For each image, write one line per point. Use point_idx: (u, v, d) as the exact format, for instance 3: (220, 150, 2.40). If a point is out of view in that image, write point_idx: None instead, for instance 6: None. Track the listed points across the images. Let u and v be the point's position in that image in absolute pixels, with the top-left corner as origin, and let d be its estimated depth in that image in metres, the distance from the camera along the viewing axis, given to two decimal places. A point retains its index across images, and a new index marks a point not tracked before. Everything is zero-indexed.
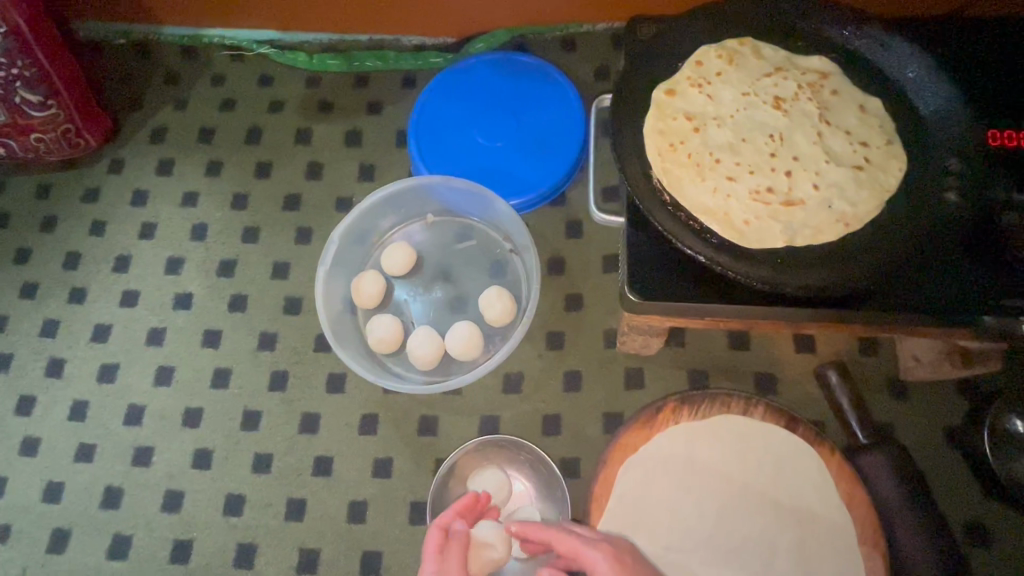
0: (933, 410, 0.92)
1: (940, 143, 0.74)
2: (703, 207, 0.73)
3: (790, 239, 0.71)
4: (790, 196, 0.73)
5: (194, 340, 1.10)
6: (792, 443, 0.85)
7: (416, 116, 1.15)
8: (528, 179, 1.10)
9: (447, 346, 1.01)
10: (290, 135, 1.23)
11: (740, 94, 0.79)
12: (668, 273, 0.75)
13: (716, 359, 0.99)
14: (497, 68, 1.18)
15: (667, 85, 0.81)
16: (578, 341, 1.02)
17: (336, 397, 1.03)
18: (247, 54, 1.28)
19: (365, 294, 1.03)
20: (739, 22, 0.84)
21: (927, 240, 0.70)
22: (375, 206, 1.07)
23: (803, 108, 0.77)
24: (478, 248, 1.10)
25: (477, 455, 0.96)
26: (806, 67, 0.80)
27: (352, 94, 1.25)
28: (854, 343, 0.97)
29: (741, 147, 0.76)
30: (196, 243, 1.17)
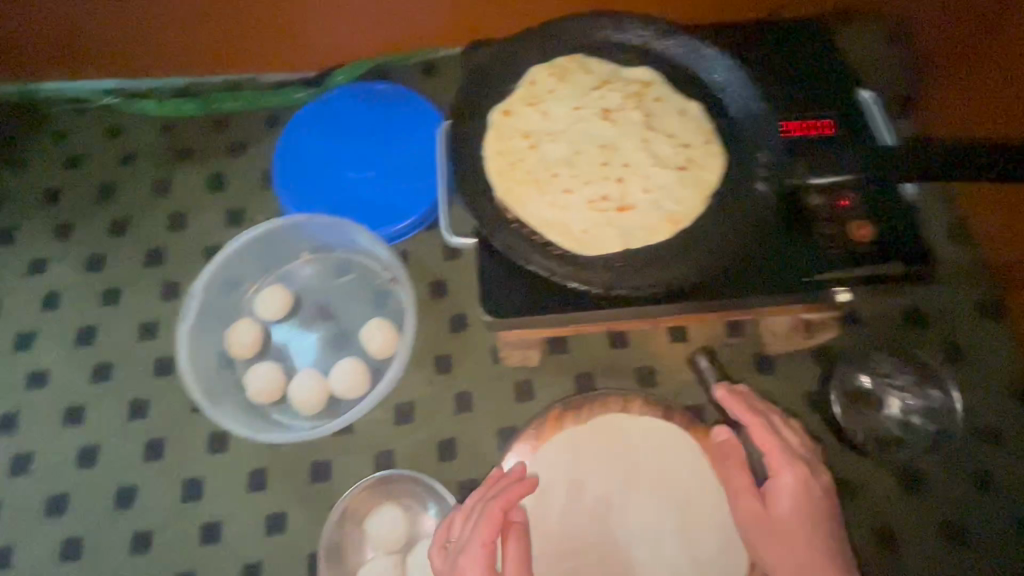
0: (794, 380, 1.00)
1: (750, 139, 0.81)
2: (544, 221, 0.76)
3: (626, 243, 0.75)
4: (623, 201, 0.77)
5: (55, 419, 1.01)
6: (668, 431, 0.91)
7: (282, 155, 1.13)
8: (400, 207, 1.10)
9: (331, 386, 0.98)
10: (148, 187, 1.17)
11: (571, 109, 0.83)
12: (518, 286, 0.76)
13: (599, 360, 1.02)
14: (358, 99, 1.17)
15: (503, 106, 0.83)
16: (465, 361, 1.03)
17: (219, 456, 0.98)
18: (92, 105, 1.22)
19: (239, 345, 0.99)
20: (566, 41, 0.88)
21: (750, 228, 0.75)
22: (241, 252, 1.03)
23: (629, 117, 0.82)
24: (359, 281, 1.09)
25: (370, 494, 0.93)
26: (630, 78, 0.85)
27: (212, 138, 1.20)
28: (722, 327, 1.04)
29: (575, 160, 0.80)
30: (49, 313, 1.08)
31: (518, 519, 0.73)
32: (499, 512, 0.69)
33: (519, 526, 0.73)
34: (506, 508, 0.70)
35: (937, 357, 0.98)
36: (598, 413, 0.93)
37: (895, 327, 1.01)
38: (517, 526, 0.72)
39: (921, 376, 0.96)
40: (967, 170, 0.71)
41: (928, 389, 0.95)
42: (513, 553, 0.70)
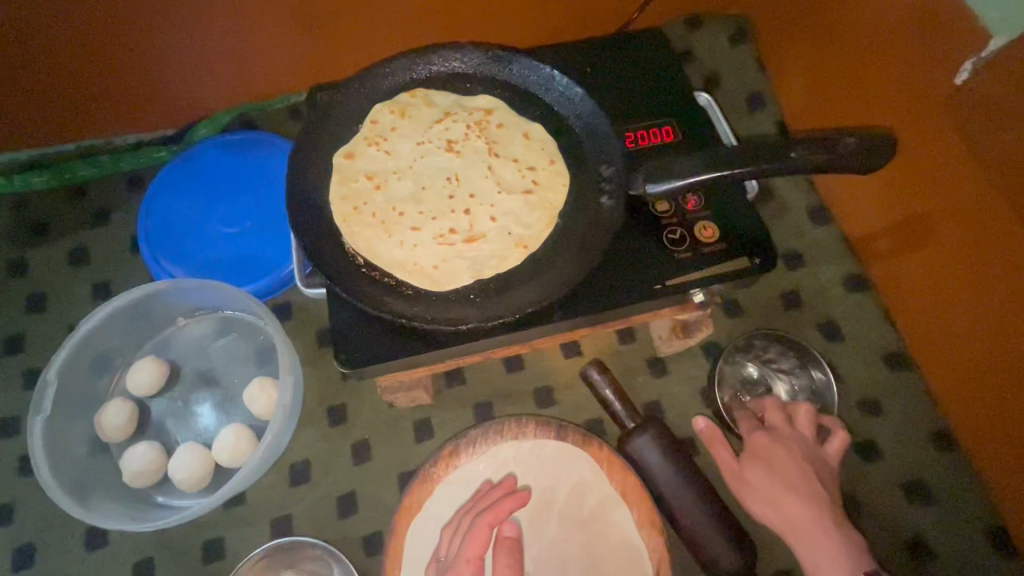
0: (688, 378, 1.02)
1: (592, 154, 0.82)
2: (393, 262, 0.75)
3: (478, 274, 0.74)
4: (471, 232, 0.77)
5: None
6: (564, 451, 0.90)
7: (144, 219, 1.08)
8: (275, 258, 1.06)
9: (215, 457, 0.93)
10: (3, 271, 1.10)
11: (416, 144, 0.83)
12: (377, 329, 0.73)
13: (496, 386, 1.01)
14: (223, 150, 1.13)
15: (346, 149, 0.82)
16: (359, 408, 0.99)
17: (99, 552, 0.90)
18: None
19: (109, 429, 0.93)
20: (406, 75, 0.87)
21: (596, 244, 0.75)
22: (102, 329, 0.97)
23: (473, 147, 0.82)
24: (241, 341, 1.04)
25: (267, 566, 0.88)
26: (472, 107, 0.85)
27: (71, 211, 1.14)
28: (614, 335, 1.05)
29: (422, 196, 0.79)
30: None
31: (507, 532, 0.68)
32: (485, 528, 0.70)
33: (510, 541, 0.68)
34: (493, 526, 0.70)
35: (816, 336, 1.03)
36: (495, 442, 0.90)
37: (774, 312, 1.05)
38: (505, 541, 0.68)
39: (800, 357, 0.98)
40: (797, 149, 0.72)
41: (805, 369, 0.98)
42: (503, 568, 0.66)
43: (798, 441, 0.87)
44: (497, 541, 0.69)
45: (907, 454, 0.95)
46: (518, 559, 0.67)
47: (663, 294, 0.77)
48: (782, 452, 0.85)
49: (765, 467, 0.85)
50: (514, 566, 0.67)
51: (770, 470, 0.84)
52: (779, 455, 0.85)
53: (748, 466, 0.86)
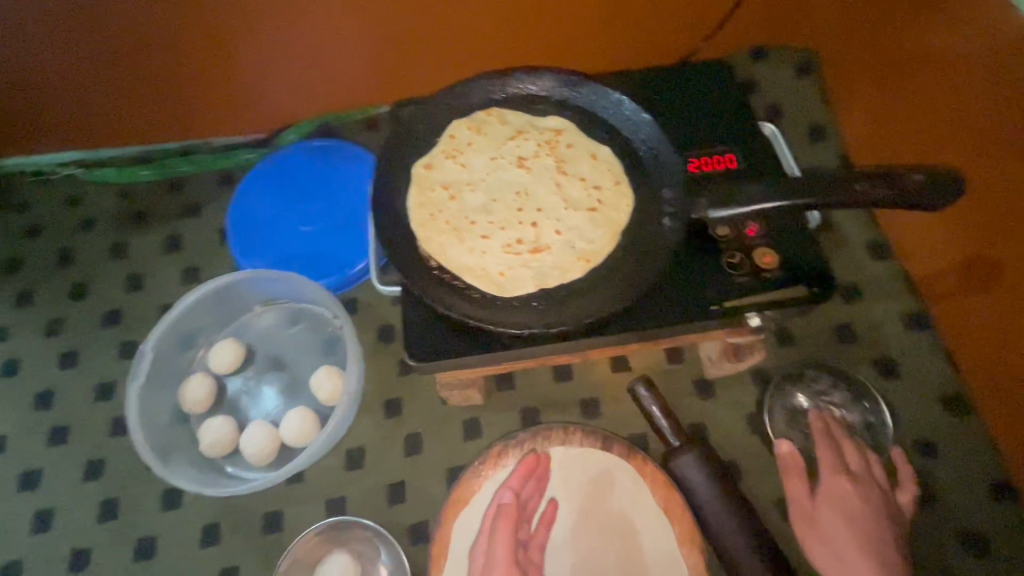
0: (736, 402, 1.02)
1: (655, 177, 0.85)
2: (463, 266, 0.80)
3: (541, 284, 0.78)
4: (537, 243, 0.81)
5: (11, 486, 1.02)
6: (609, 461, 0.93)
7: (234, 213, 1.18)
8: (347, 256, 1.14)
9: (282, 435, 1.00)
10: (107, 251, 1.21)
11: (489, 159, 0.88)
12: (445, 327, 0.78)
13: (544, 394, 1.05)
14: (307, 155, 1.23)
15: (425, 160, 0.89)
16: (413, 403, 1.05)
17: (173, 513, 0.99)
18: (51, 177, 1.26)
19: (191, 401, 1.02)
20: (482, 94, 0.94)
21: (655, 263, 0.79)
22: (192, 310, 1.07)
23: (543, 164, 0.87)
24: (310, 331, 1.12)
25: (322, 542, 0.94)
26: (544, 127, 0.91)
27: (168, 201, 1.25)
28: (662, 353, 1.07)
29: (492, 207, 0.84)
30: (7, 380, 1.10)
31: (506, 501, 0.81)
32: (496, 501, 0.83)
33: (508, 506, 0.81)
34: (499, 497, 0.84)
35: (870, 371, 1.01)
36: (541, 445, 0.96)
37: (828, 344, 1.04)
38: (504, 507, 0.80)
39: (852, 393, 0.99)
40: (864, 183, 0.74)
41: (855, 405, 0.98)
42: (503, 532, 0.78)
43: (874, 489, 0.89)
44: (500, 508, 0.81)
45: (963, 499, 0.92)
46: (512, 520, 0.79)
47: (718, 315, 0.79)
48: (859, 501, 0.88)
49: (838, 512, 0.87)
50: (510, 528, 0.78)
51: (840, 514, 0.87)
52: (854, 503, 0.88)
53: (821, 507, 0.88)
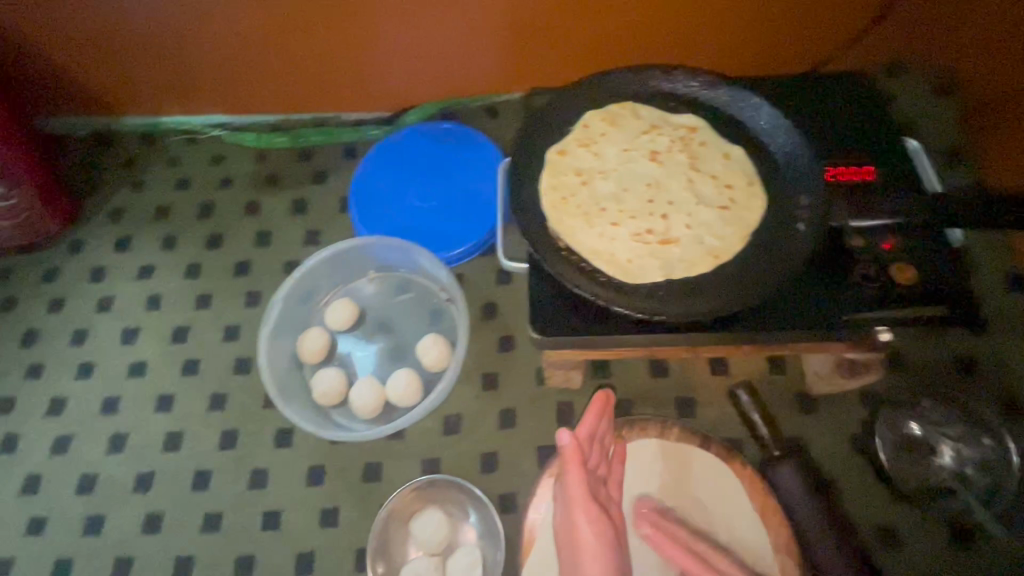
0: (839, 421, 1.00)
1: (790, 182, 0.85)
2: (592, 250, 0.83)
3: (669, 274, 0.80)
4: (667, 235, 0.83)
5: (147, 406, 1.13)
6: (706, 460, 0.92)
7: (356, 183, 1.26)
8: (460, 234, 1.20)
9: (388, 393, 1.07)
10: (241, 208, 1.31)
11: (621, 150, 0.91)
12: (571, 309, 0.83)
13: (639, 387, 1.06)
14: (429, 136, 1.30)
15: (559, 146, 0.92)
16: (510, 379, 1.09)
17: (284, 450, 1.07)
18: (201, 136, 1.38)
19: (308, 350, 1.10)
20: (618, 88, 0.97)
21: (785, 266, 0.78)
22: (316, 268, 1.15)
23: (675, 159, 0.89)
24: (418, 300, 1.18)
25: (416, 495, 0.99)
26: (677, 124, 0.92)
27: (297, 167, 1.35)
28: (764, 363, 1.05)
29: (623, 196, 0.87)
30: (151, 313, 1.22)
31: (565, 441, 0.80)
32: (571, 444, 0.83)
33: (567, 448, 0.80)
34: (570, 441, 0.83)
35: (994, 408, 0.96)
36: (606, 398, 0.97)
37: (947, 375, 0.99)
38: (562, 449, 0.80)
39: (970, 425, 0.93)
40: None
41: (973, 436, 0.93)
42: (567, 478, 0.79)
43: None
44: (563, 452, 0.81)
45: None
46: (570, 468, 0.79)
47: (842, 329, 0.79)
48: None
49: None
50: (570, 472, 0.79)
51: None
52: None
53: None
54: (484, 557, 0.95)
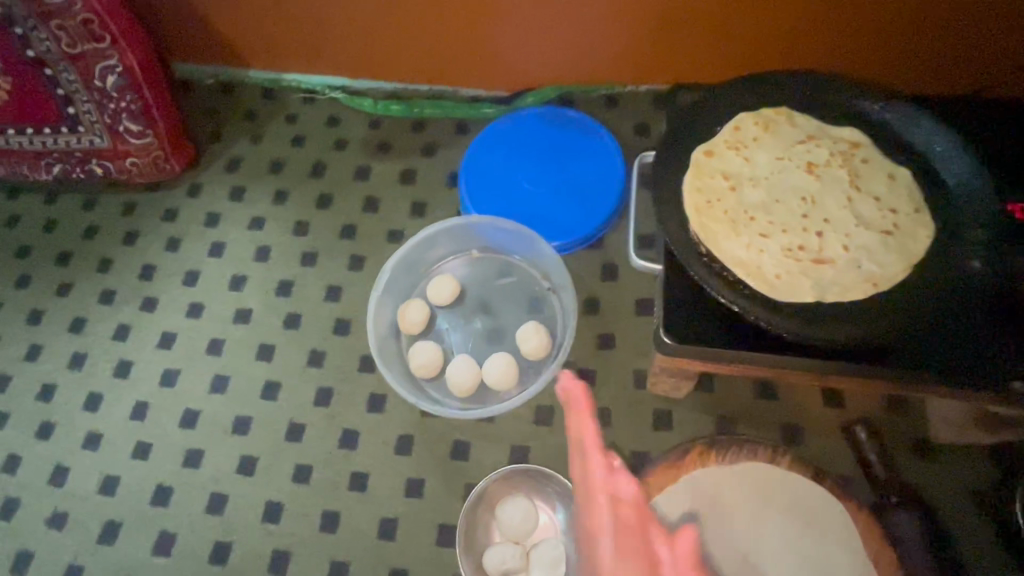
0: (961, 474, 0.93)
1: (967, 214, 0.79)
2: (737, 260, 0.79)
3: (820, 296, 0.75)
4: (821, 254, 0.78)
5: (249, 353, 1.16)
6: (818, 495, 0.87)
7: (468, 159, 1.24)
8: (570, 224, 1.18)
9: (484, 374, 1.06)
10: (352, 171, 1.32)
11: (775, 158, 0.86)
12: (708, 325, 0.81)
13: (745, 408, 1.01)
14: (545, 120, 1.27)
15: (706, 146, 0.88)
16: (608, 379, 1.07)
17: (376, 415, 1.09)
18: (320, 97, 1.40)
19: (410, 321, 1.10)
20: (774, 92, 0.91)
21: (951, 306, 0.74)
22: (424, 241, 1.15)
23: (834, 174, 0.83)
24: (519, 285, 1.17)
25: (506, 483, 0.99)
26: (838, 137, 0.86)
27: (409, 137, 1.34)
28: (882, 403, 0.99)
29: (774, 207, 0.82)
30: (258, 263, 1.25)
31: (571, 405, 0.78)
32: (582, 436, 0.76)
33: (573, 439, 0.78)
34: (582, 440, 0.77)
35: None
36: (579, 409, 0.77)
37: None
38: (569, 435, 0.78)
39: None
40: None
41: None
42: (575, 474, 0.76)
43: None
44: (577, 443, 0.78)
45: None
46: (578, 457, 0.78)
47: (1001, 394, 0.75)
48: None
49: None
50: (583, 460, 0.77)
51: None
52: None
53: None
54: (566, 554, 0.94)
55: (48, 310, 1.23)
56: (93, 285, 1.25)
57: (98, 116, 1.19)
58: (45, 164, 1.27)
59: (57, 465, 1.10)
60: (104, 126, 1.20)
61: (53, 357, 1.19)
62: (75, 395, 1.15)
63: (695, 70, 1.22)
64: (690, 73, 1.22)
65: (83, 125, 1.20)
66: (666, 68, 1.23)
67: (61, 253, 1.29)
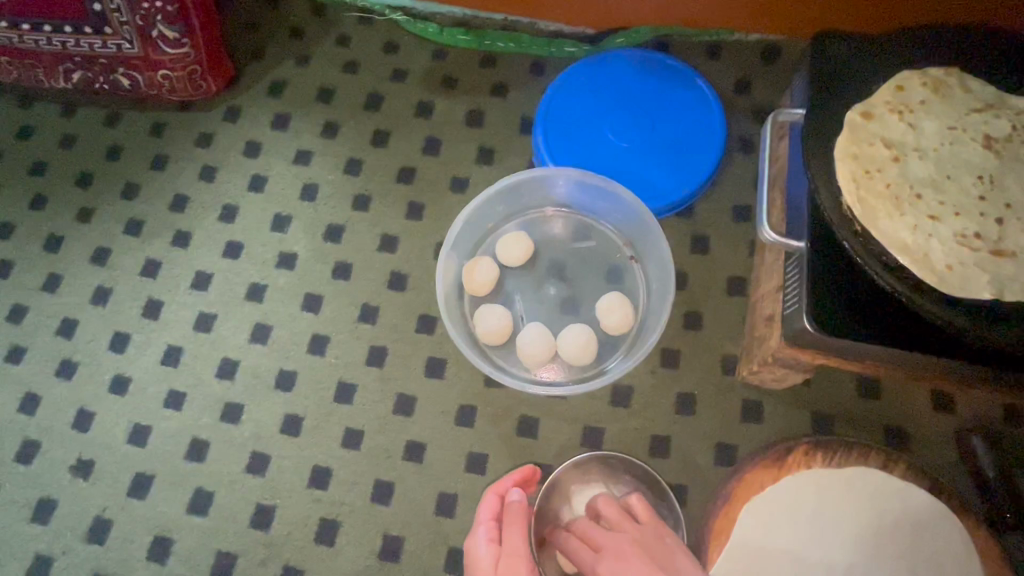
0: None
1: None
2: (900, 244, 0.67)
3: (998, 293, 0.65)
4: (999, 244, 0.67)
5: (294, 302, 1.05)
6: (933, 507, 0.79)
7: (547, 102, 1.09)
8: (661, 186, 1.05)
9: (560, 347, 0.96)
10: (411, 107, 1.17)
11: (945, 127, 0.73)
12: (847, 314, 0.71)
13: (844, 405, 0.93)
14: (635, 65, 1.12)
15: (863, 107, 0.75)
16: (694, 361, 0.97)
17: (434, 381, 0.99)
18: (376, 18, 1.23)
19: (479, 281, 0.99)
20: (946, 51, 0.78)
21: None
22: (497, 194, 1.02)
23: (1016, 152, 0.71)
24: (597, 251, 1.05)
25: (579, 471, 0.91)
26: (1022, 108, 0.73)
27: (478, 73, 1.19)
28: (998, 410, 0.91)
29: (943, 186, 0.70)
30: (304, 203, 1.11)
31: (515, 497, 0.80)
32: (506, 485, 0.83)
33: (516, 502, 0.80)
34: (504, 491, 0.82)
35: None
36: (516, 494, 0.81)
37: None
38: (514, 502, 0.80)
39: None
40: None
41: None
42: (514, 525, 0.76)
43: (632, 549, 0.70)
44: (507, 501, 0.80)
45: None
46: (514, 515, 0.77)
47: None
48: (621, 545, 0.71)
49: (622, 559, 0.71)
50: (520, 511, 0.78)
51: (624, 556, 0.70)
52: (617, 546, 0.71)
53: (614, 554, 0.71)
54: None
55: (68, 236, 1.10)
56: (118, 213, 1.12)
57: (128, 17, 1.01)
58: (64, 69, 1.11)
59: (81, 409, 1.00)
60: (135, 30, 1.03)
61: (73, 289, 1.07)
62: (100, 333, 1.04)
63: (818, 22, 1.06)
64: (812, 24, 1.07)
65: (111, 27, 1.03)
66: (787, 19, 1.07)
67: (81, 173, 1.15)
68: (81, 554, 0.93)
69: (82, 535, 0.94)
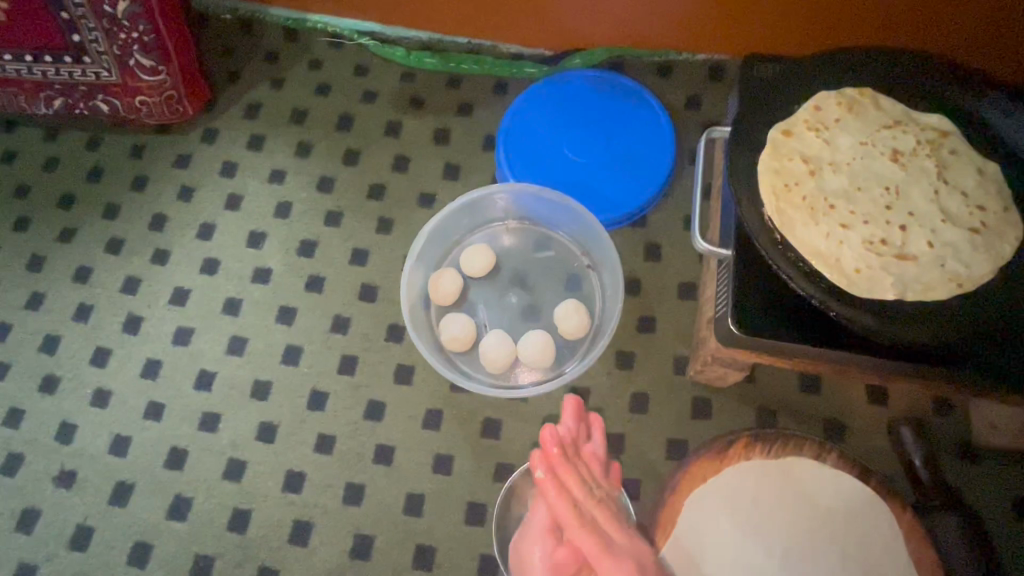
0: (1008, 481, 0.93)
1: None
2: (815, 250, 0.74)
3: (900, 294, 0.71)
4: (903, 250, 0.74)
5: (269, 315, 1.10)
6: (863, 494, 0.84)
7: (507, 120, 1.15)
8: (615, 198, 1.12)
9: (519, 351, 1.01)
10: (381, 127, 1.23)
11: (858, 142, 0.80)
12: (768, 316, 0.78)
13: (786, 399, 0.99)
14: (589, 84, 1.18)
15: (784, 125, 0.81)
16: (647, 362, 1.03)
17: (403, 388, 1.04)
18: (347, 42, 1.29)
19: (443, 291, 1.05)
20: (861, 73, 0.84)
21: None
22: (461, 208, 1.08)
23: (921, 164, 0.78)
24: (556, 260, 1.11)
25: (536, 473, 0.97)
26: (927, 124, 0.80)
27: (444, 94, 1.25)
28: (930, 402, 0.98)
29: (855, 196, 0.77)
30: (279, 220, 1.17)
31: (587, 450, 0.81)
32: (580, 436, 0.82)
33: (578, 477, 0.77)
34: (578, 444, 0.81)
35: None
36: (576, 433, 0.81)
37: None
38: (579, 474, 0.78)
39: None
40: None
41: None
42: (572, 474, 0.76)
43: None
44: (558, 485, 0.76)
45: None
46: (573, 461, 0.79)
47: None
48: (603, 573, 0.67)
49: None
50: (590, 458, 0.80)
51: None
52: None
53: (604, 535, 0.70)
54: None
55: (50, 256, 1.15)
56: (99, 233, 1.17)
57: (106, 47, 1.06)
58: (45, 96, 1.16)
59: (64, 421, 1.04)
60: (113, 59, 1.08)
61: (56, 307, 1.12)
62: (81, 348, 1.09)
63: (758, 42, 1.13)
64: (752, 44, 1.14)
65: (89, 56, 1.08)
66: (730, 39, 1.14)
67: (64, 195, 1.19)
68: (64, 561, 0.97)
69: (65, 542, 0.98)
